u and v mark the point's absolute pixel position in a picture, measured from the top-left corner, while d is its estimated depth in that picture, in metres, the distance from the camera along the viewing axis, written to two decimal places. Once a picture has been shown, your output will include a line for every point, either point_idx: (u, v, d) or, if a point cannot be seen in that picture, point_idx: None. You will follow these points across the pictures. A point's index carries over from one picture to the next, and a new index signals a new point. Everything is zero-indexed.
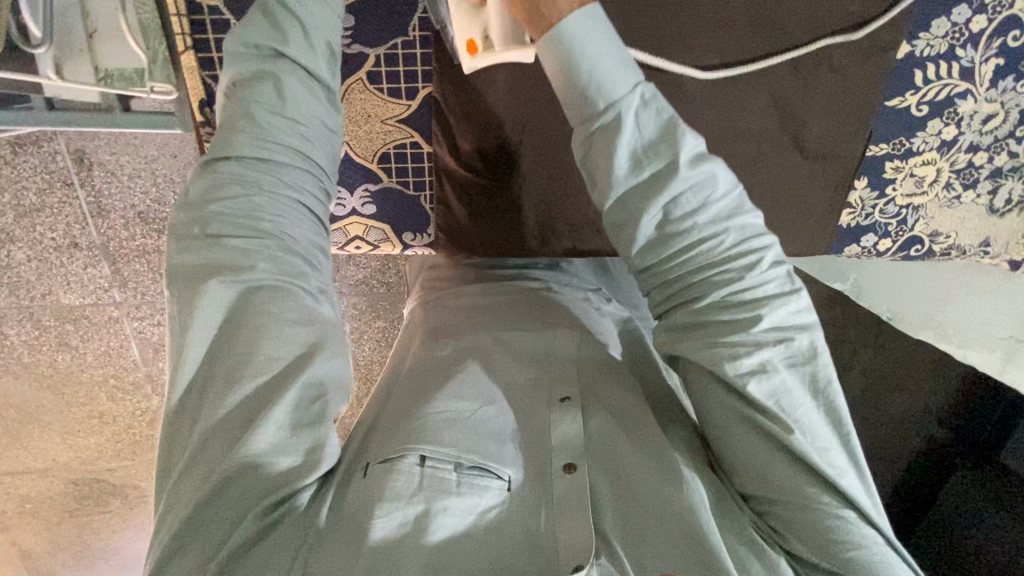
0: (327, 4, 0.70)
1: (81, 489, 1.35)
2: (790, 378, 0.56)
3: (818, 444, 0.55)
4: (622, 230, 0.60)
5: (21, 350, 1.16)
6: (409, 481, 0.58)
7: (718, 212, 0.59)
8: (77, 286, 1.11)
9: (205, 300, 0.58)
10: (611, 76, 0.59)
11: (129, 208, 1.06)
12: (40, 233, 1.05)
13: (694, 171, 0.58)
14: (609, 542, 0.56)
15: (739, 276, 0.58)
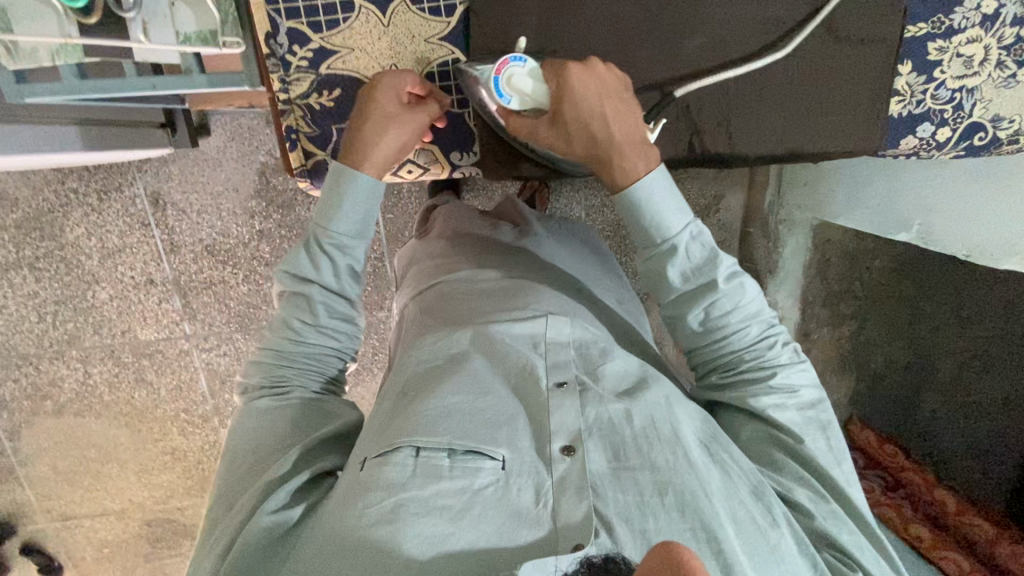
0: (361, 211, 0.64)
1: (154, 531, 1.37)
2: (800, 416, 0.60)
3: (825, 460, 0.59)
4: (654, 276, 0.61)
5: (104, 388, 1.23)
6: (403, 470, 0.51)
7: (748, 310, 0.61)
8: (153, 321, 1.19)
9: (238, 437, 0.62)
10: (665, 215, 0.59)
11: (198, 241, 1.15)
12: (121, 273, 1.15)
13: (729, 285, 0.59)
14: (609, 520, 0.49)
15: (755, 337, 0.61)
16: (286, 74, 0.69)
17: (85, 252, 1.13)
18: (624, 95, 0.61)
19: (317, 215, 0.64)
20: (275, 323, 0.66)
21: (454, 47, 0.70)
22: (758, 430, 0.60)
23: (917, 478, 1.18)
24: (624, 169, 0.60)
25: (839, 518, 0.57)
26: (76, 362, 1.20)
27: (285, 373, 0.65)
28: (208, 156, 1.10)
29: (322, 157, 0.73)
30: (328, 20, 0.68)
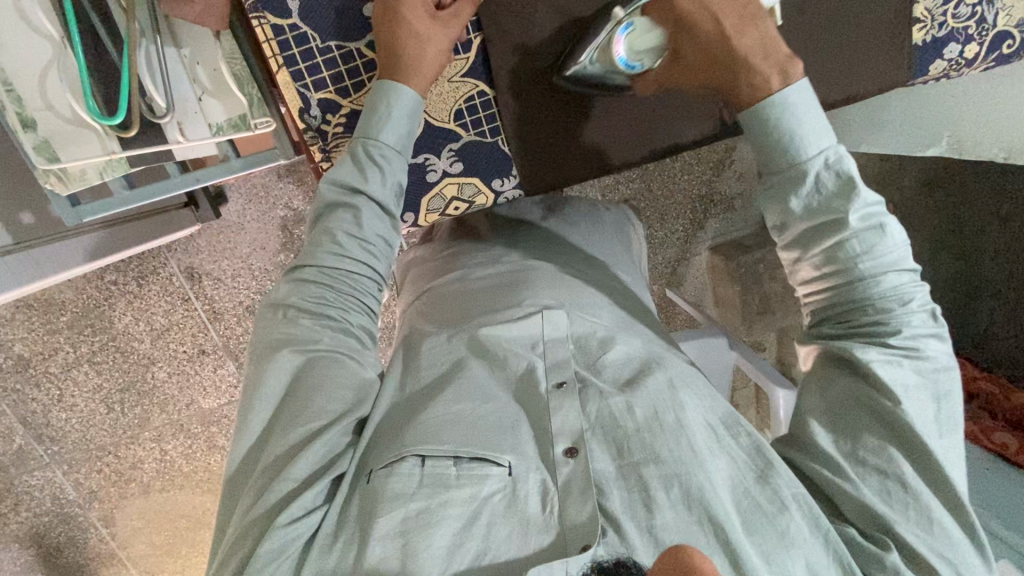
0: (409, 123, 0.62)
1: None
2: (917, 384, 0.55)
3: (934, 440, 0.54)
4: (775, 198, 0.61)
5: (182, 461, 1.28)
6: (410, 480, 0.53)
7: (886, 255, 0.57)
8: (213, 389, 1.23)
9: (274, 375, 0.57)
10: (803, 135, 0.60)
11: (238, 303, 1.18)
12: (173, 349, 1.19)
13: (865, 223, 0.57)
14: (616, 518, 0.52)
15: (880, 288, 0.57)
16: (326, 145, 0.68)
17: (136, 337, 1.16)
18: (749, 11, 0.62)
19: (363, 124, 0.62)
20: (313, 238, 0.62)
21: (476, 79, 0.70)
22: (853, 388, 0.57)
23: (994, 388, 1.14)
24: (752, 83, 0.62)
25: (908, 486, 0.53)
26: (151, 442, 1.25)
27: (326, 297, 0.61)
28: (230, 221, 1.13)
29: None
30: (354, 82, 0.66)
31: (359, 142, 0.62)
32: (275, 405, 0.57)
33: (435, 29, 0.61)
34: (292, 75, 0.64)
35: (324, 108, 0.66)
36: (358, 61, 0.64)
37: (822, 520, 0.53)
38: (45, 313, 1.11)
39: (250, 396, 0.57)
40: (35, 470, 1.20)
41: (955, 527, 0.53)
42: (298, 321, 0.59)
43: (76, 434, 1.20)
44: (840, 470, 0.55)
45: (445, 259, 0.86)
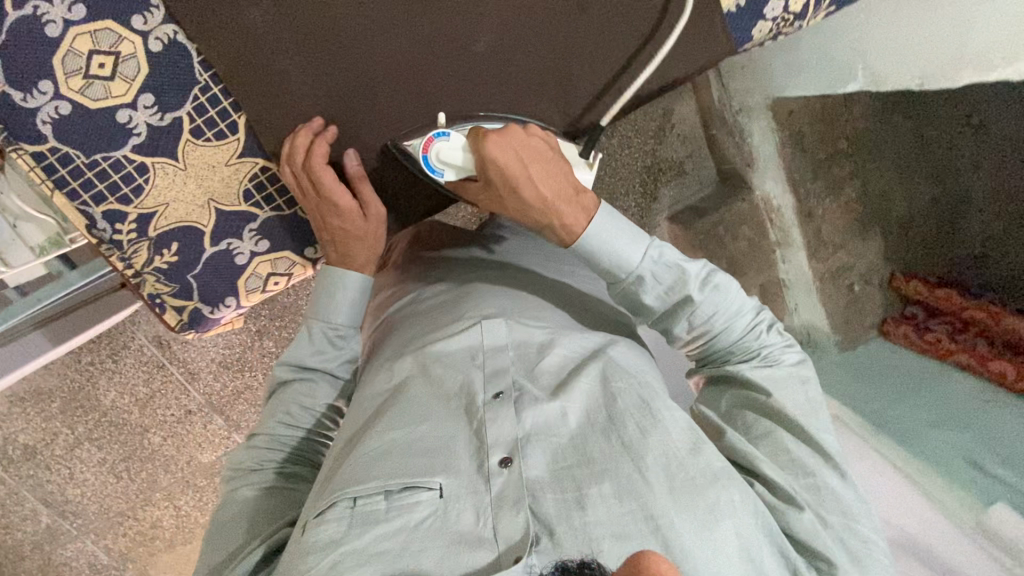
0: (353, 307, 0.77)
1: None
2: (784, 381, 0.67)
3: (814, 420, 0.65)
4: (628, 293, 0.72)
5: (197, 513, 1.35)
6: (340, 525, 0.54)
7: (726, 306, 0.70)
8: (208, 444, 1.29)
9: (232, 503, 0.69)
10: (627, 246, 0.69)
11: (211, 360, 1.23)
12: (162, 414, 1.24)
13: (704, 292, 0.70)
14: (549, 523, 0.54)
15: (724, 334, 0.71)
16: (123, 251, 0.75)
17: (125, 409, 1.22)
18: (546, 152, 0.70)
19: (317, 307, 0.77)
20: (275, 403, 0.76)
21: (254, 157, 0.74)
22: (737, 397, 0.69)
23: (985, 317, 1.05)
24: (564, 224, 0.69)
25: (798, 461, 0.63)
26: (164, 501, 1.31)
27: (286, 443, 0.74)
28: None
29: (196, 305, 0.81)
30: (132, 188, 0.72)
31: (319, 326, 0.76)
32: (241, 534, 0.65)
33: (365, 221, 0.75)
34: (69, 196, 0.70)
35: (107, 218, 0.73)
36: (128, 167, 0.71)
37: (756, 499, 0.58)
38: (36, 402, 1.18)
39: (223, 531, 0.66)
40: (66, 543, 1.29)
41: (845, 491, 0.62)
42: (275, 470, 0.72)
43: (93, 506, 1.28)
44: (752, 452, 0.63)
45: (395, 283, 0.91)
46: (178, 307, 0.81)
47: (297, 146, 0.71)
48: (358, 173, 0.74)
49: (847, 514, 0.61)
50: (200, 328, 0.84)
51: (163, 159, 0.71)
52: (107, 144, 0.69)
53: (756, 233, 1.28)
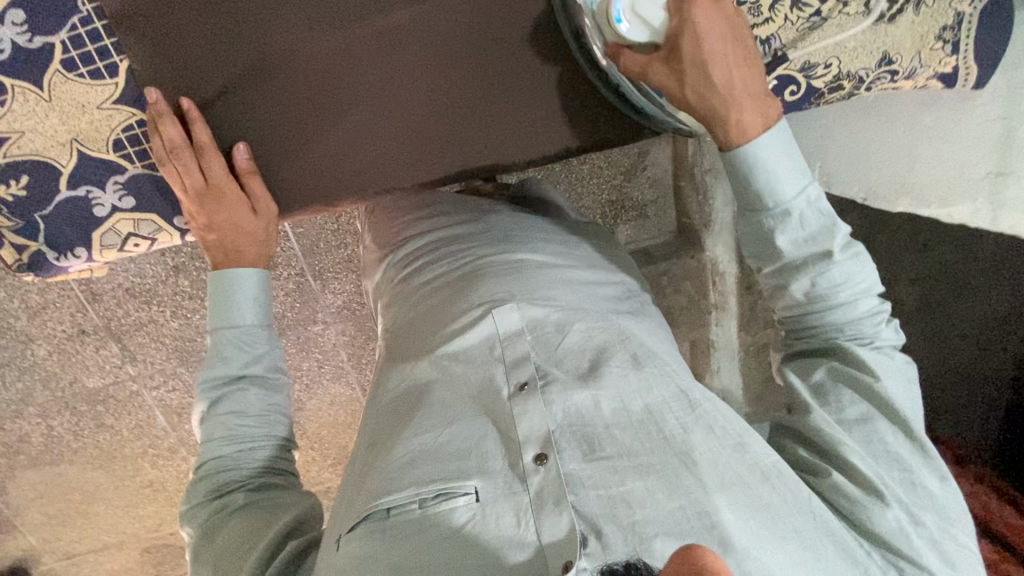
0: (257, 302, 0.73)
1: (155, 557, 1.46)
2: (892, 370, 0.63)
3: (915, 414, 0.62)
4: (761, 238, 0.65)
5: (69, 437, 1.27)
6: (382, 534, 0.55)
7: (862, 279, 0.64)
8: (96, 369, 1.22)
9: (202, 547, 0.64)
10: (783, 180, 0.62)
11: (118, 285, 1.16)
12: (52, 328, 1.16)
13: (845, 253, 0.63)
14: (595, 522, 0.52)
15: (845, 308, 0.64)
16: None
17: (12, 314, 1.14)
18: (745, 43, 0.62)
19: (213, 316, 0.72)
20: (207, 427, 0.69)
21: (130, 107, 0.68)
22: (830, 372, 0.65)
23: None
24: (730, 125, 0.62)
25: (889, 454, 0.61)
26: (36, 418, 1.24)
27: (234, 460, 0.67)
28: None
29: (37, 248, 0.73)
30: None
31: (218, 336, 0.71)
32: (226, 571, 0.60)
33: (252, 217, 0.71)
34: None
35: None
36: None
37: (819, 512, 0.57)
38: None
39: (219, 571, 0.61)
40: None
41: (932, 484, 0.61)
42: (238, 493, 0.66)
43: None
44: (841, 440, 0.61)
45: (405, 236, 0.87)
46: (19, 246, 0.73)
47: (171, 136, 0.66)
48: (246, 166, 0.69)
49: (932, 506, 0.60)
50: (43, 274, 0.76)
51: (26, 83, 0.66)
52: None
53: (698, 291, 1.28)
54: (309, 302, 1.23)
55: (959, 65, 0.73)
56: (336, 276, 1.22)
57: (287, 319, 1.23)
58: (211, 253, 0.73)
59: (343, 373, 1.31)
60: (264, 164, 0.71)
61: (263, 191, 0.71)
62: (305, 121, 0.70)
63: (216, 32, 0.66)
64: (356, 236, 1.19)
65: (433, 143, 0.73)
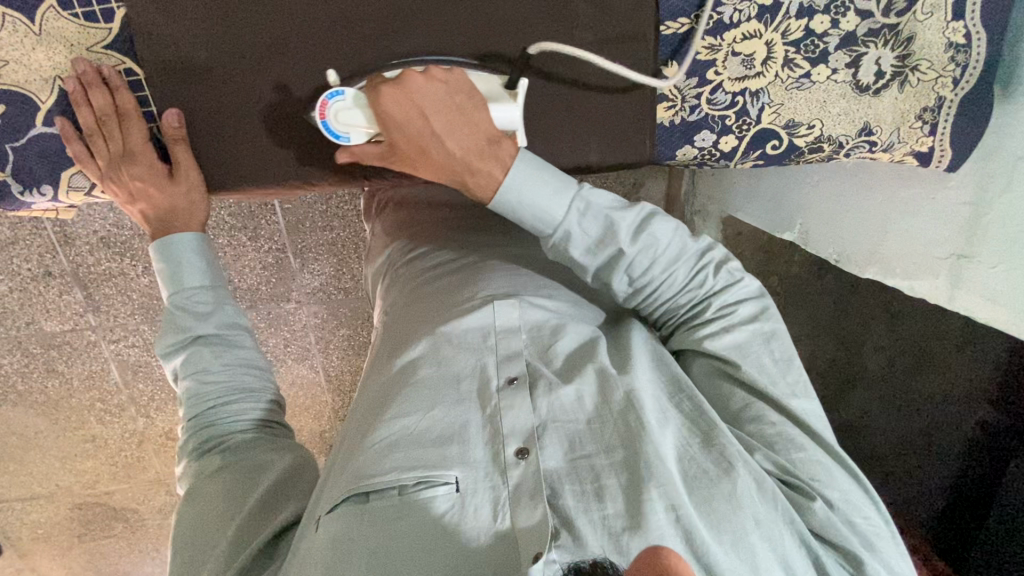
0: (211, 264, 0.74)
1: (85, 515, 1.42)
2: (741, 338, 0.67)
3: (772, 377, 0.65)
4: (570, 259, 0.69)
5: (17, 379, 1.24)
6: (354, 517, 0.56)
7: (668, 255, 0.69)
8: (56, 314, 1.19)
9: (187, 507, 0.66)
10: (550, 204, 0.66)
11: (93, 233, 1.14)
12: (17, 265, 1.14)
13: (638, 241, 0.67)
14: (569, 517, 0.54)
15: (668, 285, 0.70)
16: None
17: None
18: (461, 97, 0.64)
19: (167, 284, 0.73)
20: (184, 392, 0.72)
21: (122, 55, 0.65)
22: (704, 363, 0.69)
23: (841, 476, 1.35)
24: (479, 183, 0.66)
25: (788, 438, 0.62)
26: None
27: (212, 421, 0.70)
28: None
29: (2, 178, 0.69)
30: None
31: (174, 302, 0.73)
32: (211, 531, 0.63)
33: (174, 187, 0.70)
34: None
35: None
36: None
37: (763, 478, 0.58)
38: None
39: (195, 528, 0.64)
40: None
41: (819, 450, 0.63)
42: (216, 453, 0.69)
43: None
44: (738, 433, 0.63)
45: (422, 239, 0.92)
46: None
47: (87, 122, 0.66)
48: (175, 135, 0.68)
49: (832, 481, 0.61)
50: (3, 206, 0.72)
51: (17, 13, 0.62)
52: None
53: None
54: (285, 279, 1.22)
55: (936, 147, 0.74)
56: (317, 258, 1.21)
57: (260, 292, 1.22)
58: (150, 224, 0.73)
59: (308, 356, 1.30)
60: (196, 129, 0.69)
61: (188, 157, 0.69)
62: (285, 100, 0.69)
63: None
64: (344, 220, 1.19)
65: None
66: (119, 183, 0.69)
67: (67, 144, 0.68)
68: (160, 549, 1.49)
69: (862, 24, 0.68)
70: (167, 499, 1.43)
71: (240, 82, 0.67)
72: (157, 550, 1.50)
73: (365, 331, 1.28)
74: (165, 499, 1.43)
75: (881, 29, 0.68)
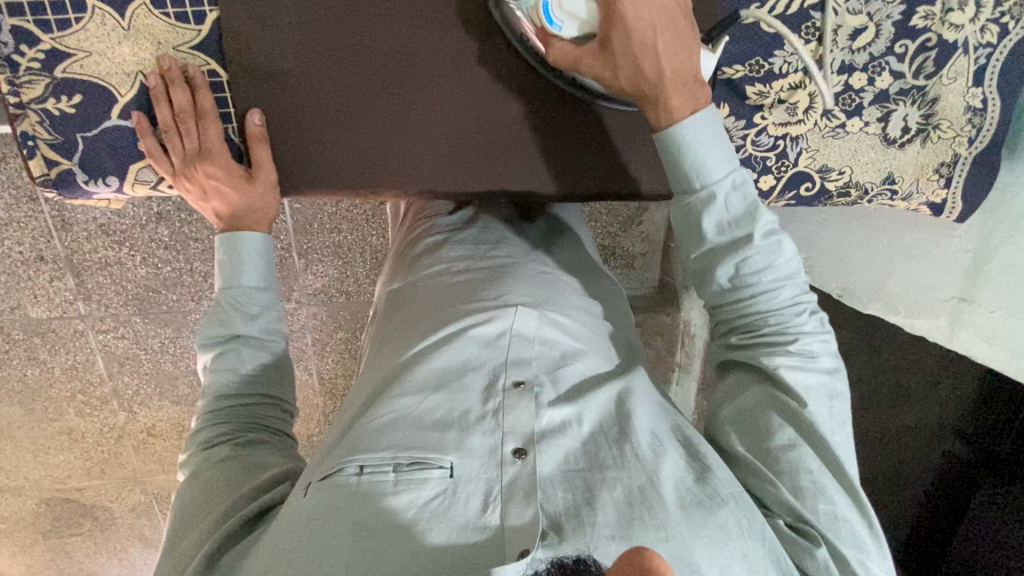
0: (269, 266, 0.75)
1: (52, 511, 1.36)
2: (813, 379, 0.65)
3: (834, 425, 0.64)
4: (690, 227, 0.68)
5: None
6: (348, 488, 0.58)
7: (781, 271, 0.66)
8: (44, 300, 1.15)
9: (185, 488, 0.66)
10: (710, 164, 0.66)
11: (92, 220, 1.11)
12: (8, 247, 1.10)
13: (766, 241, 0.65)
14: (559, 523, 0.55)
15: (759, 300, 0.67)
16: (15, 75, 0.68)
17: None
18: (681, 20, 0.63)
19: (223, 277, 0.74)
20: (207, 379, 0.72)
21: (208, 56, 0.70)
22: (765, 389, 0.67)
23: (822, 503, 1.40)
24: (667, 107, 0.65)
25: (817, 484, 0.61)
26: None
27: (229, 412, 0.70)
28: None
29: (70, 167, 0.72)
30: (59, 20, 0.67)
31: (223, 296, 0.73)
32: (204, 512, 0.62)
33: (246, 184, 0.72)
34: None
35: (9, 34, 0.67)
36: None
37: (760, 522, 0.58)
38: None
39: (188, 512, 0.63)
40: None
41: (850, 512, 0.61)
42: (225, 443, 0.68)
43: None
44: (767, 469, 0.63)
45: (424, 243, 0.93)
46: (50, 160, 0.72)
47: (165, 118, 0.69)
48: (256, 132, 0.71)
49: (854, 539, 0.60)
50: (64, 194, 0.74)
51: (109, 9, 0.67)
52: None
53: (666, 348, 1.36)
54: (287, 279, 1.21)
55: (948, 199, 0.79)
56: (321, 259, 1.21)
57: None
58: (222, 222, 0.75)
59: (303, 357, 1.28)
60: (274, 132, 0.72)
61: (268, 157, 0.72)
62: (344, 101, 0.72)
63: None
64: (353, 224, 1.19)
65: (478, 144, 0.75)
66: (192, 178, 0.71)
67: (141, 138, 0.71)
68: (129, 549, 1.44)
69: (895, 84, 0.74)
70: (142, 498, 1.38)
71: (308, 82, 0.71)
72: (126, 551, 1.44)
73: (363, 335, 1.28)
74: (140, 498, 1.38)
75: (911, 89, 0.74)
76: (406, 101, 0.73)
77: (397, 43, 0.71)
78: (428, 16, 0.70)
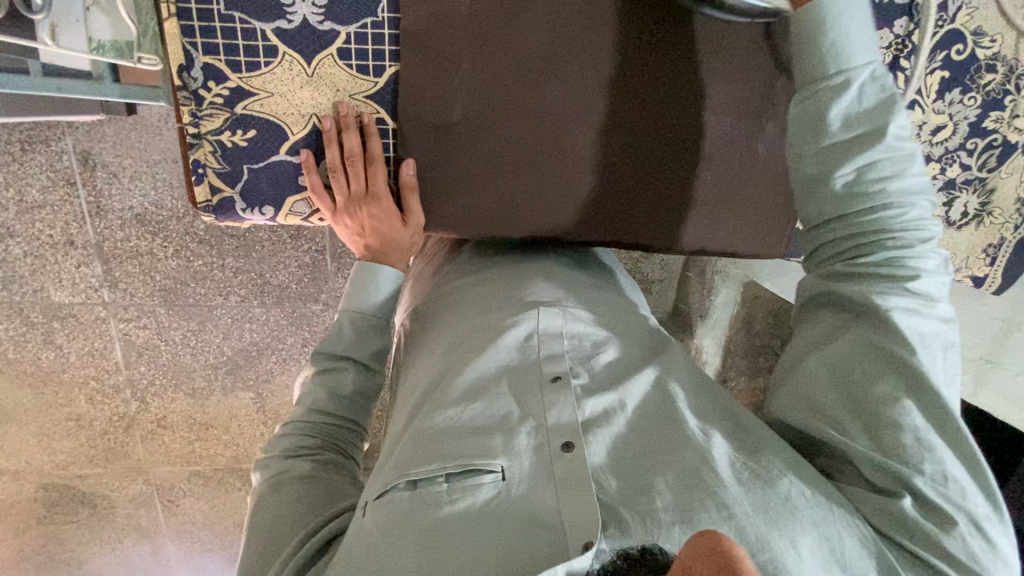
0: (391, 296, 0.83)
1: (48, 497, 1.33)
2: (928, 324, 0.59)
3: (943, 381, 0.57)
4: (814, 115, 0.63)
5: (8, 346, 1.17)
6: (404, 504, 0.58)
7: (909, 185, 0.62)
8: (68, 284, 1.13)
9: (266, 495, 0.69)
10: (850, 46, 0.62)
11: (128, 209, 1.10)
12: (38, 229, 1.09)
13: (899, 144, 0.62)
14: (619, 514, 0.53)
15: (882, 217, 0.61)
16: (198, 108, 0.77)
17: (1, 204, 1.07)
18: None
19: (351, 296, 0.81)
20: (303, 394, 0.78)
21: (380, 106, 0.79)
22: (874, 330, 0.59)
23: None
24: None
25: (929, 445, 0.54)
26: None
27: (316, 427, 0.75)
28: (147, 122, 1.05)
29: (230, 195, 0.81)
30: (247, 62, 0.75)
31: (347, 316, 0.80)
32: (289, 520, 0.65)
33: (402, 227, 0.82)
34: (184, 31, 0.73)
35: (199, 70, 0.75)
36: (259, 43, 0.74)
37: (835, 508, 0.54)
38: None
39: (274, 518, 0.65)
40: None
41: (964, 479, 0.54)
42: (311, 455, 0.72)
43: None
44: (869, 431, 0.57)
45: (469, 254, 0.94)
46: (214, 188, 0.81)
47: (335, 159, 0.79)
48: (409, 181, 0.80)
49: (970, 508, 0.54)
50: (221, 217, 0.83)
51: (297, 56, 0.75)
52: (255, 13, 0.73)
53: None
54: (318, 280, 1.21)
55: (989, 274, 0.90)
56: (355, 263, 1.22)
57: (290, 290, 1.21)
58: (366, 253, 0.83)
59: None
60: (429, 169, 0.81)
61: (419, 204, 0.82)
62: (479, 142, 0.80)
63: (483, 41, 0.76)
64: None
65: (593, 188, 0.83)
66: (355, 217, 0.81)
67: (306, 174, 0.80)
68: (123, 540, 1.41)
69: (961, 175, 0.85)
70: (143, 489, 1.36)
71: (457, 125, 0.79)
72: (120, 542, 1.41)
73: None
74: (141, 488, 1.35)
75: (974, 180, 0.86)
76: (546, 134, 0.80)
77: (535, 90, 0.78)
78: (569, 69, 0.78)
